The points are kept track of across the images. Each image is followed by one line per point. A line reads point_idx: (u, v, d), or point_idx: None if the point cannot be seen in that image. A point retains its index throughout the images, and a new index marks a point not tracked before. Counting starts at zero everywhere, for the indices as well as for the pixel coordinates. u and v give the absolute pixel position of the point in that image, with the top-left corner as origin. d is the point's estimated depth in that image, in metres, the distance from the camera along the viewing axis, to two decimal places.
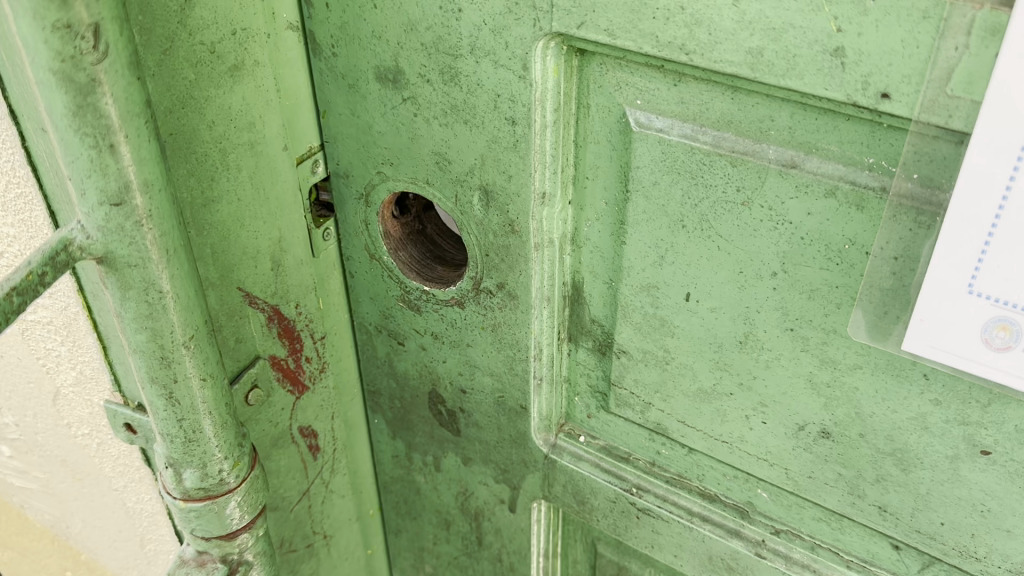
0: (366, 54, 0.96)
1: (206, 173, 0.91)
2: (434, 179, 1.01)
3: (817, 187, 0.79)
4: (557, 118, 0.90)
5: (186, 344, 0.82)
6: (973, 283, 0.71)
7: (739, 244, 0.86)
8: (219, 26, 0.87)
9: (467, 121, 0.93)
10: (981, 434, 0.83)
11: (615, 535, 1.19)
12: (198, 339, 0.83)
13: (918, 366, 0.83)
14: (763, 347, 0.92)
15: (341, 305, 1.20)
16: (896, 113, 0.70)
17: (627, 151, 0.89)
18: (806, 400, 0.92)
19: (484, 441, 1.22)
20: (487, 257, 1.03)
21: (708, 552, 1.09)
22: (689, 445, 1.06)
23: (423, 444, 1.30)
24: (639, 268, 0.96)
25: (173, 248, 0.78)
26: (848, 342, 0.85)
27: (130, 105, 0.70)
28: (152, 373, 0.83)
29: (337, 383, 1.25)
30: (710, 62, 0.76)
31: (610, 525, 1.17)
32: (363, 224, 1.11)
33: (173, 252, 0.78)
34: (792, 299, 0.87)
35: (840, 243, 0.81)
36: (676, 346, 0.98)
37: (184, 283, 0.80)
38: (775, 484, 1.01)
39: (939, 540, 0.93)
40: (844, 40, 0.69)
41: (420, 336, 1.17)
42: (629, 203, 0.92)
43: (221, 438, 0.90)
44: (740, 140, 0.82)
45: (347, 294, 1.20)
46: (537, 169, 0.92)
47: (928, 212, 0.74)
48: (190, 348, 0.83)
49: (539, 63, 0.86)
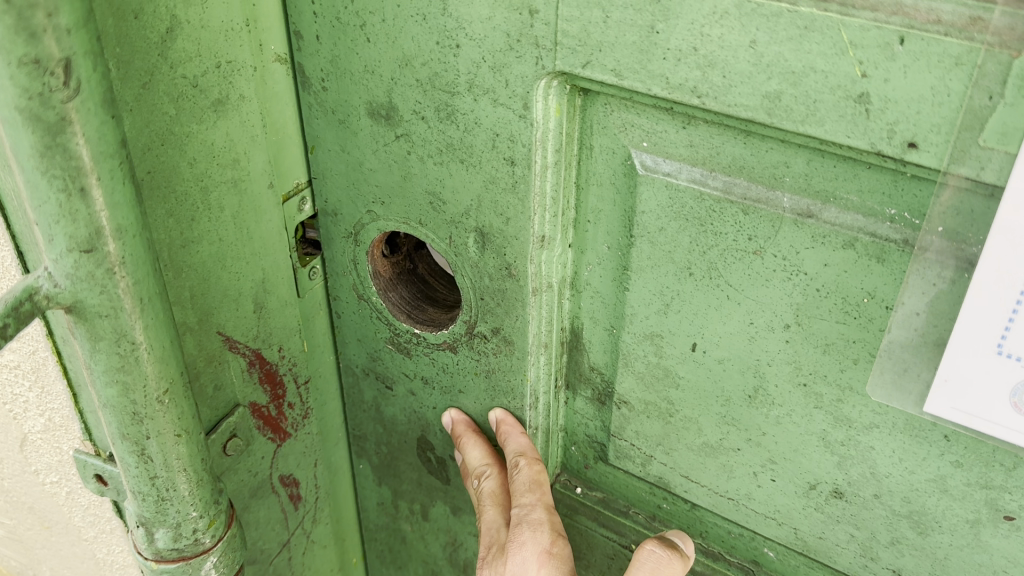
0: (357, 89, 0.91)
1: (186, 214, 0.86)
2: (428, 219, 0.96)
3: (835, 238, 0.75)
4: (559, 159, 0.85)
5: (160, 398, 0.77)
6: (1002, 343, 0.67)
7: (750, 294, 0.82)
8: (204, 58, 0.82)
9: (464, 160, 0.89)
10: (1005, 499, 0.78)
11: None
12: (174, 392, 0.78)
13: (938, 427, 0.78)
14: (774, 403, 0.87)
15: (328, 346, 1.15)
16: (923, 164, 0.66)
17: (632, 195, 0.85)
18: (819, 458, 0.87)
19: None
20: (482, 301, 0.98)
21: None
22: (692, 500, 1.01)
23: (410, 491, 1.25)
24: (642, 316, 0.91)
25: (148, 297, 0.73)
26: (865, 400, 0.81)
27: (102, 146, 0.65)
28: (123, 429, 0.77)
29: (322, 428, 1.20)
30: (724, 106, 0.72)
31: None
32: (352, 263, 1.06)
33: (148, 301, 0.73)
34: (806, 353, 0.82)
35: (859, 296, 0.76)
36: (680, 399, 0.94)
37: (159, 333, 0.75)
38: (783, 543, 0.97)
39: None
40: (870, 86, 0.65)
41: (409, 380, 1.12)
42: (633, 248, 0.87)
43: (197, 495, 0.84)
44: (752, 187, 0.78)
45: (333, 336, 1.15)
46: (537, 212, 0.87)
47: (953, 267, 0.69)
48: (165, 402, 0.77)
49: (541, 102, 0.81)
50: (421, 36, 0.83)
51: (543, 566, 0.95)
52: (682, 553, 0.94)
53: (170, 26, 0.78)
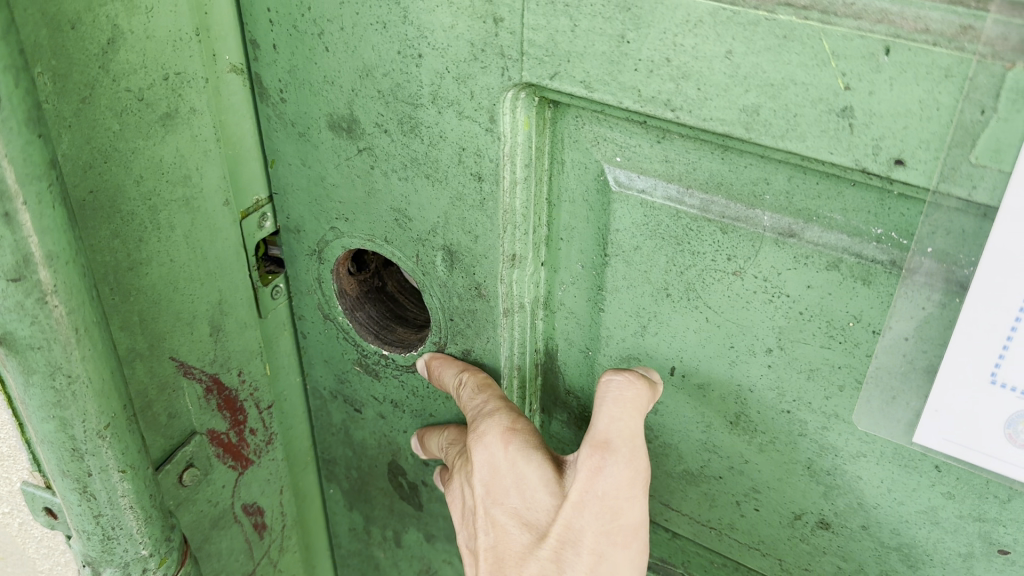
0: (317, 101, 0.86)
1: (134, 233, 0.81)
2: (393, 236, 0.91)
3: (818, 258, 0.71)
4: (529, 174, 0.81)
5: (101, 434, 0.72)
6: (996, 373, 0.63)
7: (730, 317, 0.78)
8: (149, 69, 0.77)
9: (429, 176, 0.84)
10: (999, 532, 0.74)
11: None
12: (116, 428, 0.73)
13: (929, 458, 0.74)
14: (756, 429, 0.83)
15: (295, 368, 1.11)
16: (910, 182, 0.62)
17: (605, 212, 0.80)
18: (804, 487, 0.83)
19: (448, 517, 1.12)
20: (451, 322, 0.93)
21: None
22: (673, 529, 0.97)
23: (382, 517, 1.20)
24: (619, 338, 0.87)
25: (84, 327, 0.68)
26: (851, 428, 0.77)
27: (29, 167, 0.60)
28: (64, 466, 0.72)
29: (289, 453, 1.15)
30: (698, 120, 0.67)
31: None
32: (317, 283, 1.01)
33: (85, 330, 0.68)
34: (789, 379, 0.78)
35: (844, 320, 0.72)
36: (658, 425, 0.89)
37: (98, 364, 0.70)
38: (767, 575, 0.93)
39: None
40: (853, 98, 0.60)
41: (378, 403, 1.07)
42: (608, 268, 0.83)
43: (148, 533, 0.79)
44: (731, 204, 0.73)
45: (300, 356, 1.11)
46: (505, 231, 0.83)
47: (944, 291, 0.65)
48: (106, 438, 0.72)
49: (508, 115, 0.77)
50: (381, 45, 0.79)
51: (508, 445, 0.87)
52: (649, 378, 0.83)
53: (113, 36, 0.73)
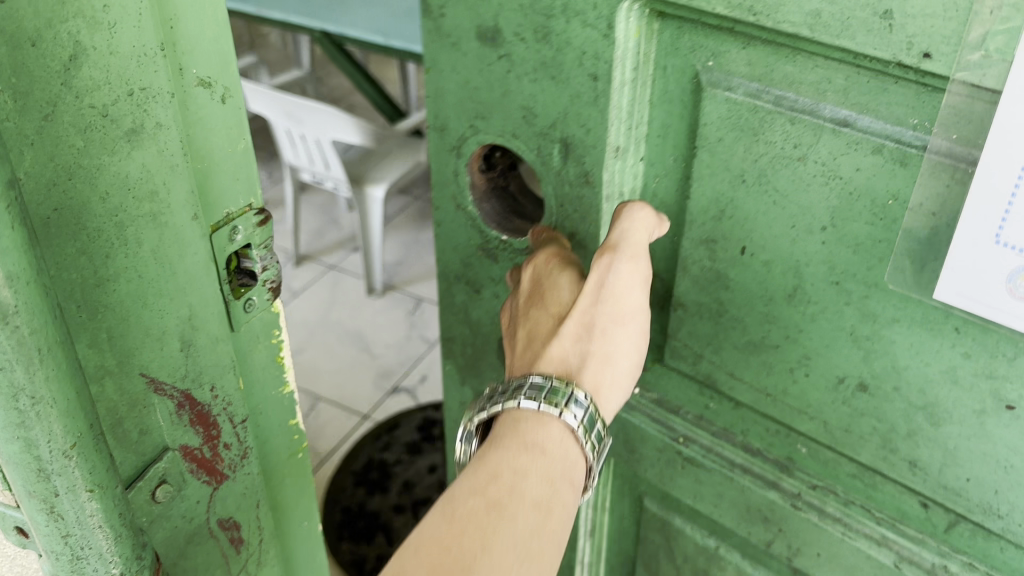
0: (469, 14, 1.07)
1: (102, 250, 0.77)
2: (519, 133, 1.12)
3: (866, 144, 0.87)
4: (636, 76, 1.00)
5: (68, 452, 0.69)
6: (1001, 233, 0.77)
7: (795, 198, 0.95)
8: (116, 87, 0.74)
9: (554, 77, 1.04)
10: (1006, 388, 0.88)
11: (664, 486, 1.31)
12: (83, 442, 0.70)
13: (950, 320, 0.89)
14: (810, 300, 1.00)
15: (270, 356, 1.07)
16: (936, 72, 0.78)
17: (695, 111, 0.99)
18: (847, 352, 0.99)
19: None
20: (562, 208, 1.13)
21: (745, 507, 1.20)
22: (736, 398, 1.15)
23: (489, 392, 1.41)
24: (700, 222, 1.05)
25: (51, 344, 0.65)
26: (887, 295, 0.92)
27: None
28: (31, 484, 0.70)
29: (266, 466, 1.15)
30: (774, 23, 0.85)
31: (657, 473, 1.29)
32: (453, 177, 1.23)
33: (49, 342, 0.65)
34: (839, 253, 0.94)
35: (884, 199, 0.88)
36: (730, 299, 1.07)
37: (64, 380, 0.67)
38: (813, 438, 1.09)
39: (964, 496, 0.98)
40: (892, 4, 0.77)
41: (494, 285, 1.28)
42: (696, 158, 1.01)
43: (118, 551, 0.77)
44: (800, 99, 0.90)
45: (274, 345, 1.07)
46: (612, 124, 1.02)
47: (963, 170, 0.80)
48: (74, 455, 0.69)
49: (623, 23, 0.96)
50: None
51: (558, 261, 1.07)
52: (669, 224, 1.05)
53: (73, 53, 0.69)
